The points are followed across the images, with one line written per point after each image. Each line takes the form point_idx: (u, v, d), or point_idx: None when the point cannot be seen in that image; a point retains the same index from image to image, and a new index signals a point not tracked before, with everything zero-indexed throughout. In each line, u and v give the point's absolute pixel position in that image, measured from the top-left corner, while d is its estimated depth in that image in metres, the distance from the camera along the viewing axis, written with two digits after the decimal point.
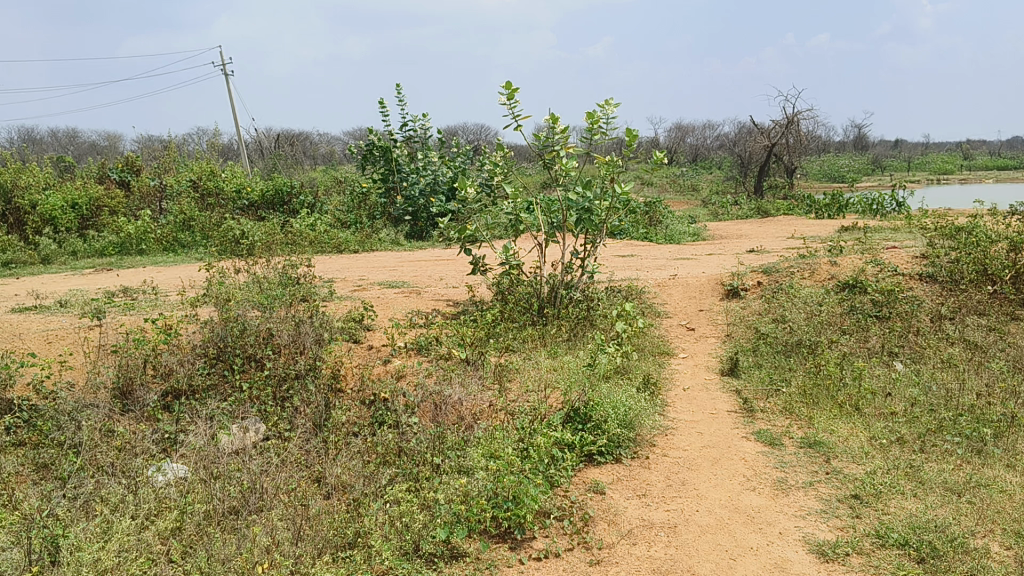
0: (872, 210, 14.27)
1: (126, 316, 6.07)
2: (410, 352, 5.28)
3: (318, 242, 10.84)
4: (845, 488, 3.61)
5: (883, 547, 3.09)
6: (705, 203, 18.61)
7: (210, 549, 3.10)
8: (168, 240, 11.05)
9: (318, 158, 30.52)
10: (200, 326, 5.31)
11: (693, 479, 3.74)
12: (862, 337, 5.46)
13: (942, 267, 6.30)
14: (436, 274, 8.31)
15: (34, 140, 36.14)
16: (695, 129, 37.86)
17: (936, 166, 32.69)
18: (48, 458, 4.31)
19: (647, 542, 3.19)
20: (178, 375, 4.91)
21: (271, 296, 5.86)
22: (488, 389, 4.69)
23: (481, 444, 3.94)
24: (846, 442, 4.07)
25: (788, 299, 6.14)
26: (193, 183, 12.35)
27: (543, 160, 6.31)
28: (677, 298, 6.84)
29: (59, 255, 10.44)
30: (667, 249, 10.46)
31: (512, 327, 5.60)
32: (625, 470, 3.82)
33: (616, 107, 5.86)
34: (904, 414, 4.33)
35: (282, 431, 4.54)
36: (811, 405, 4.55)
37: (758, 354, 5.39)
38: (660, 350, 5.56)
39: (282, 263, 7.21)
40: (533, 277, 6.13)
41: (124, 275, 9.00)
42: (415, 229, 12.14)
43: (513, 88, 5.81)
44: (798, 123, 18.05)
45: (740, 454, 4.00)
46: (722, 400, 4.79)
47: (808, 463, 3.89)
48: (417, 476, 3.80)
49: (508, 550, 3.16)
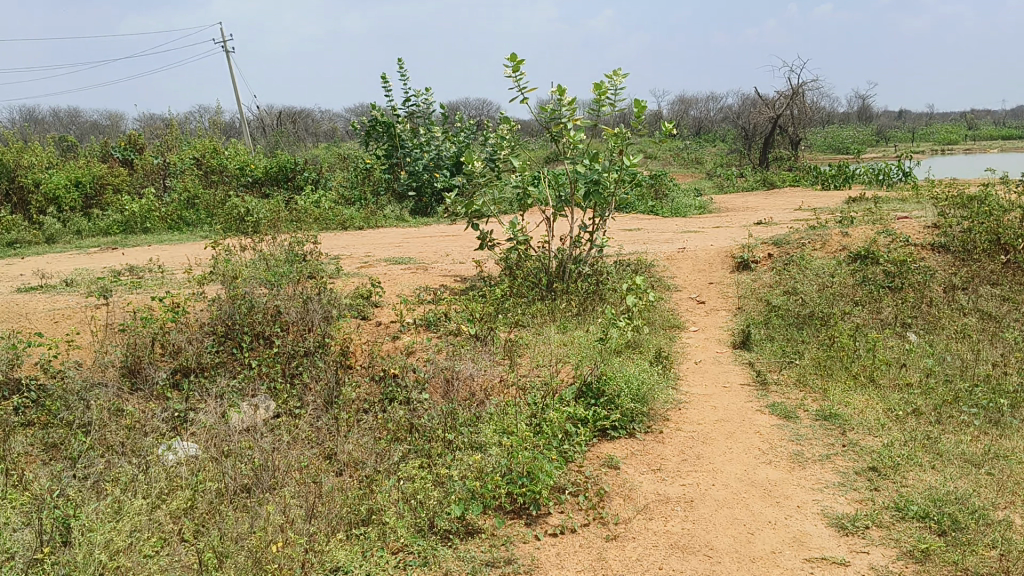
0: (878, 179, 14.18)
1: (133, 294, 6.04)
2: (419, 327, 5.24)
3: (323, 218, 10.77)
4: (862, 460, 3.57)
5: (903, 520, 3.06)
6: (710, 176, 18.49)
7: (223, 530, 3.10)
8: (173, 219, 11.00)
9: (320, 136, 30.36)
10: (208, 304, 5.27)
11: (708, 453, 3.70)
12: (875, 308, 5.41)
13: (954, 237, 6.21)
14: (442, 249, 8.28)
15: (35, 119, 36.17)
16: (697, 101, 37.56)
17: (940, 135, 32.41)
18: (58, 438, 4.32)
19: (663, 517, 3.16)
20: (187, 354, 4.89)
21: (279, 273, 5.84)
22: (499, 365, 4.66)
23: (493, 420, 3.89)
24: (861, 415, 4.03)
25: (800, 271, 6.07)
26: (196, 160, 12.31)
27: (550, 132, 6.22)
28: (686, 271, 6.77)
29: (64, 234, 10.40)
30: (673, 222, 10.38)
31: (521, 301, 5.55)
32: (639, 444, 3.78)
33: (625, 78, 5.79)
34: (919, 385, 4.29)
35: (291, 408, 4.51)
36: (825, 377, 4.52)
37: (770, 327, 5.35)
38: (670, 324, 5.50)
39: (289, 240, 7.18)
40: (542, 252, 6.07)
41: (130, 253, 8.99)
42: (420, 205, 12.14)
43: (518, 60, 5.73)
44: (803, 93, 17.90)
45: (755, 428, 3.96)
46: (735, 373, 4.75)
47: (824, 435, 3.85)
48: (429, 452, 3.76)
49: (523, 525, 3.11)
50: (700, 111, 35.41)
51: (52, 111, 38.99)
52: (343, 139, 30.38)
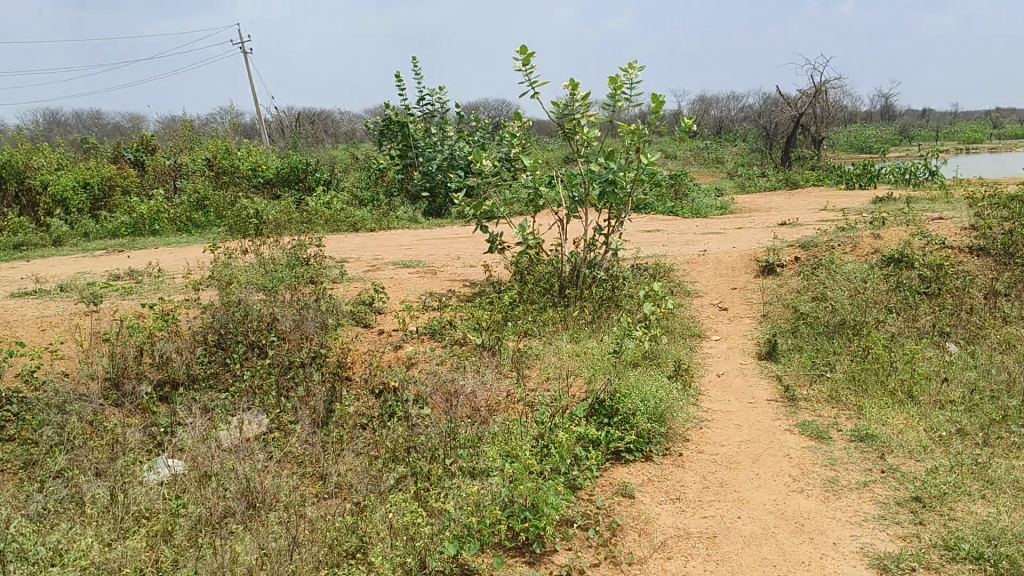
0: (904, 179, 13.80)
1: (125, 301, 5.75)
2: (423, 337, 4.94)
3: (334, 220, 10.50)
4: (903, 489, 3.23)
5: (954, 561, 2.72)
6: (730, 176, 18.11)
7: (196, 565, 2.79)
8: (182, 220, 10.76)
9: (339, 136, 30.13)
10: (200, 311, 5.00)
11: (732, 479, 3.35)
12: (911, 316, 5.05)
13: (994, 239, 5.83)
14: (453, 252, 7.96)
15: (56, 122, 36.29)
16: (716, 100, 37.10)
17: (965, 134, 31.79)
18: (34, 456, 4.04)
19: (683, 556, 2.82)
20: (175, 365, 4.60)
21: (277, 278, 5.56)
22: (506, 379, 4.34)
23: (496, 441, 3.56)
24: (901, 435, 3.68)
25: (829, 275, 5.70)
26: (208, 161, 12.06)
27: (564, 130, 5.83)
28: (707, 276, 6.42)
29: (71, 237, 10.18)
30: (693, 223, 10.04)
31: (533, 309, 5.22)
32: (656, 469, 3.43)
33: (642, 70, 5.46)
34: (962, 402, 3.94)
35: (283, 424, 4.21)
36: (859, 393, 4.17)
37: (798, 337, 4.99)
38: (691, 332, 5.16)
39: (292, 242, 6.88)
40: (555, 255, 5.74)
41: (134, 256, 8.71)
42: (434, 206, 11.79)
43: (529, 52, 5.41)
44: (826, 92, 17.53)
45: (784, 450, 3.61)
46: (761, 387, 4.40)
47: (861, 459, 3.50)
48: (427, 476, 3.44)
49: (525, 566, 2.78)
50: (720, 111, 35.02)
51: (73, 112, 39.03)
52: (362, 142, 30.17)
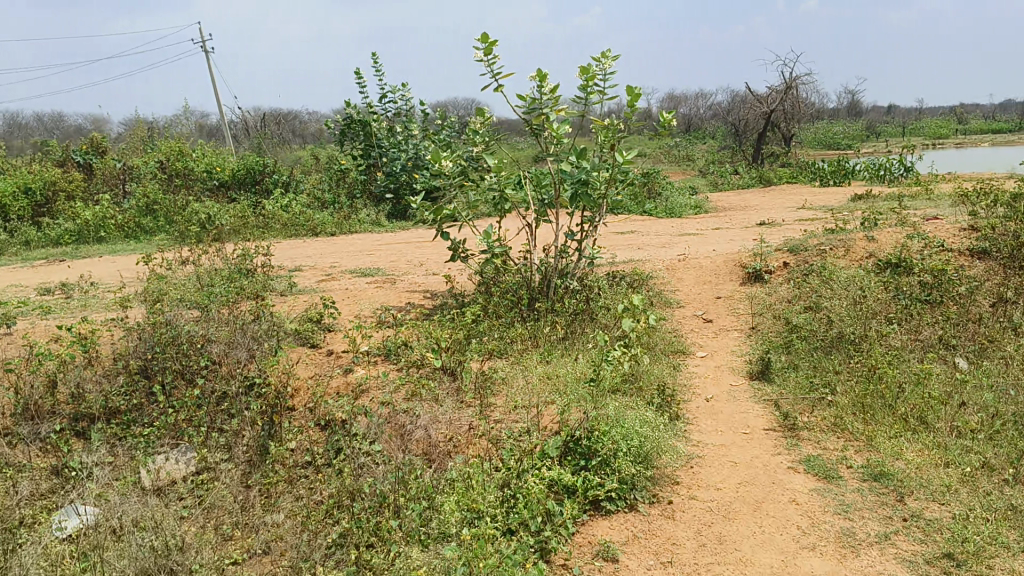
0: (879, 176, 13.41)
1: (43, 321, 5.16)
2: (376, 360, 4.41)
3: (292, 224, 9.91)
4: (931, 542, 2.75)
5: None
6: (704, 173, 17.69)
7: None
8: (130, 226, 10.11)
9: (304, 136, 29.43)
10: (124, 334, 4.44)
11: (733, 534, 2.85)
12: (914, 327, 4.58)
13: (997, 241, 5.39)
14: (417, 258, 7.43)
15: (13, 125, 35.27)
16: (686, 98, 36.73)
17: (933, 129, 31.66)
18: None
19: None
20: (91, 397, 4.04)
21: (214, 295, 5.00)
22: (468, 410, 3.83)
23: (456, 492, 3.03)
24: (920, 473, 3.20)
25: (822, 283, 5.23)
26: (159, 164, 11.42)
27: (531, 126, 5.32)
28: (688, 284, 5.94)
29: (9, 245, 9.51)
30: (669, 224, 9.56)
31: (499, 325, 4.70)
32: (643, 522, 2.93)
33: (616, 59, 4.96)
34: (984, 429, 3.47)
35: (212, 465, 3.66)
36: (866, 418, 3.69)
37: (792, 352, 4.51)
38: (673, 349, 4.68)
39: (238, 252, 6.30)
40: (523, 264, 5.22)
41: (74, 266, 8.07)
42: (398, 208, 11.23)
43: (491, 40, 4.89)
44: (796, 87, 17.17)
45: (790, 494, 3.12)
46: (756, 413, 3.92)
47: (877, 505, 3.02)
48: (374, 534, 2.92)
49: None
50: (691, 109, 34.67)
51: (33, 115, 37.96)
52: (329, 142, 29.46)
